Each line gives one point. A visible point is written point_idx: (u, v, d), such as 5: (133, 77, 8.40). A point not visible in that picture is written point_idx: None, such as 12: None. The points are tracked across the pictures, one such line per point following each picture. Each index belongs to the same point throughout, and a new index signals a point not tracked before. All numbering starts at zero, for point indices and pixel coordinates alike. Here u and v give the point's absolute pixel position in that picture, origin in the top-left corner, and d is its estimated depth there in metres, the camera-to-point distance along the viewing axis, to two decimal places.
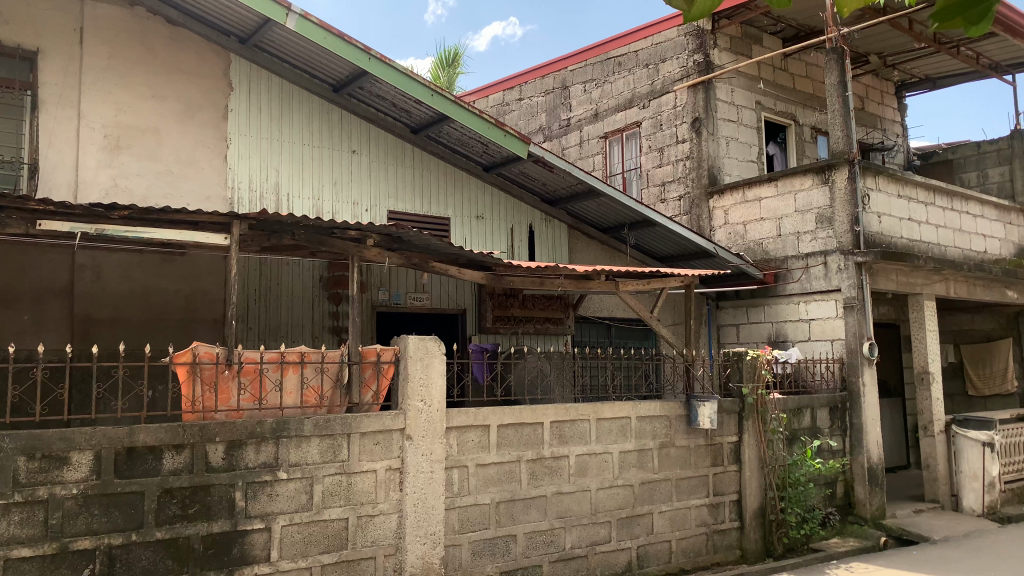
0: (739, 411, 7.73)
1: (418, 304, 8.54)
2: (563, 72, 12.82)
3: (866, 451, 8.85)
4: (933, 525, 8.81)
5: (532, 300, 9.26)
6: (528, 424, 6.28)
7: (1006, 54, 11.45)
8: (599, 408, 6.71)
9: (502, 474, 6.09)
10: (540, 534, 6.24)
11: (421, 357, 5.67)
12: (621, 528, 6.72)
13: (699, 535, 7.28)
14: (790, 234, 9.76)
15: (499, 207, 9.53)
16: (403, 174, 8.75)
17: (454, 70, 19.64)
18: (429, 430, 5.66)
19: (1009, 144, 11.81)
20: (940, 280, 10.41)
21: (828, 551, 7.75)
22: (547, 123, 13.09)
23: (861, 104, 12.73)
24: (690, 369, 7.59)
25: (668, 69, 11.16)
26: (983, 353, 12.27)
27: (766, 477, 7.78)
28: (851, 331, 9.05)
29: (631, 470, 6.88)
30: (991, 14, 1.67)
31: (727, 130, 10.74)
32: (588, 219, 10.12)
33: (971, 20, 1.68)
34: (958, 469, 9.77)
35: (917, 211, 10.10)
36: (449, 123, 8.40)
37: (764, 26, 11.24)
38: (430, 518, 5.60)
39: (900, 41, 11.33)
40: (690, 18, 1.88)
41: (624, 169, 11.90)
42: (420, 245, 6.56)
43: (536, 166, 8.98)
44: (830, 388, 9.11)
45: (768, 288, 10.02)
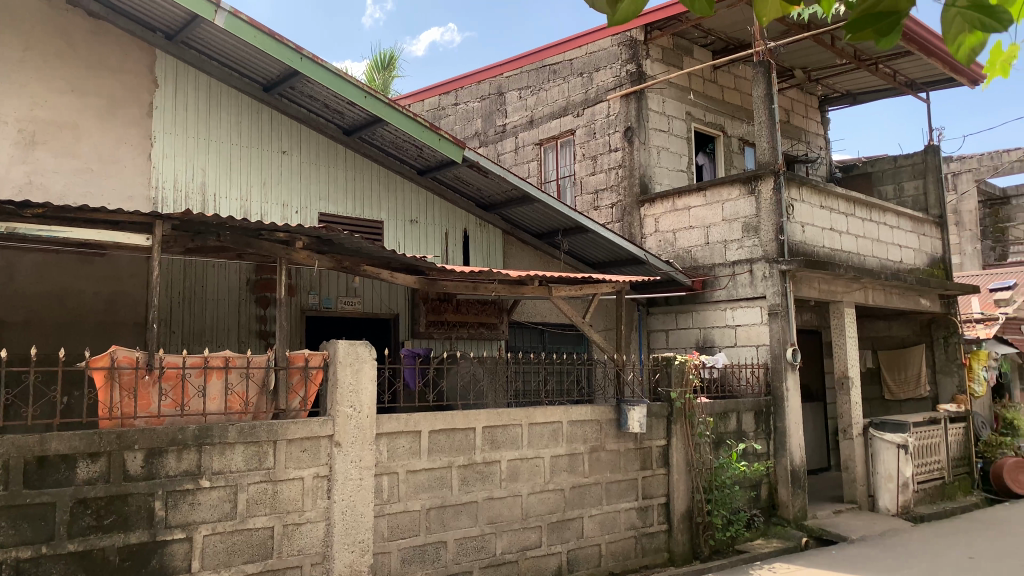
0: (668, 414, 7.87)
1: (349, 308, 8.42)
2: (498, 79, 12.85)
3: (789, 453, 9.10)
4: (851, 525, 9.11)
5: (466, 305, 9.23)
6: (460, 430, 6.25)
7: (921, 72, 11.98)
8: (531, 413, 6.72)
9: (432, 480, 6.04)
10: (471, 539, 6.20)
11: (350, 362, 5.58)
12: (551, 532, 6.74)
13: (629, 539, 7.36)
14: (718, 242, 10.00)
15: (434, 211, 9.47)
16: (335, 176, 8.63)
17: (389, 73, 19.49)
18: (358, 437, 5.58)
19: (923, 159, 12.33)
20: (859, 288, 10.80)
21: (752, 552, 7.94)
22: (483, 129, 13.10)
23: (786, 117, 13.13)
24: (620, 374, 7.68)
25: (601, 78, 11.30)
26: (899, 358, 12.77)
27: (693, 479, 7.94)
28: (775, 337, 9.29)
29: (562, 474, 6.91)
30: (901, 28, 1.73)
31: (659, 140, 10.93)
32: (522, 225, 10.16)
33: (881, 32, 1.73)
34: (875, 470, 10.13)
35: (838, 222, 10.46)
36: (382, 126, 8.31)
37: (695, 39, 11.50)
38: (359, 526, 5.51)
39: (823, 56, 11.73)
40: (612, 22, 1.89)
41: (559, 177, 12.01)
42: (352, 249, 6.48)
43: (471, 171, 8.98)
44: (755, 392, 9.35)
45: (697, 295, 10.21)
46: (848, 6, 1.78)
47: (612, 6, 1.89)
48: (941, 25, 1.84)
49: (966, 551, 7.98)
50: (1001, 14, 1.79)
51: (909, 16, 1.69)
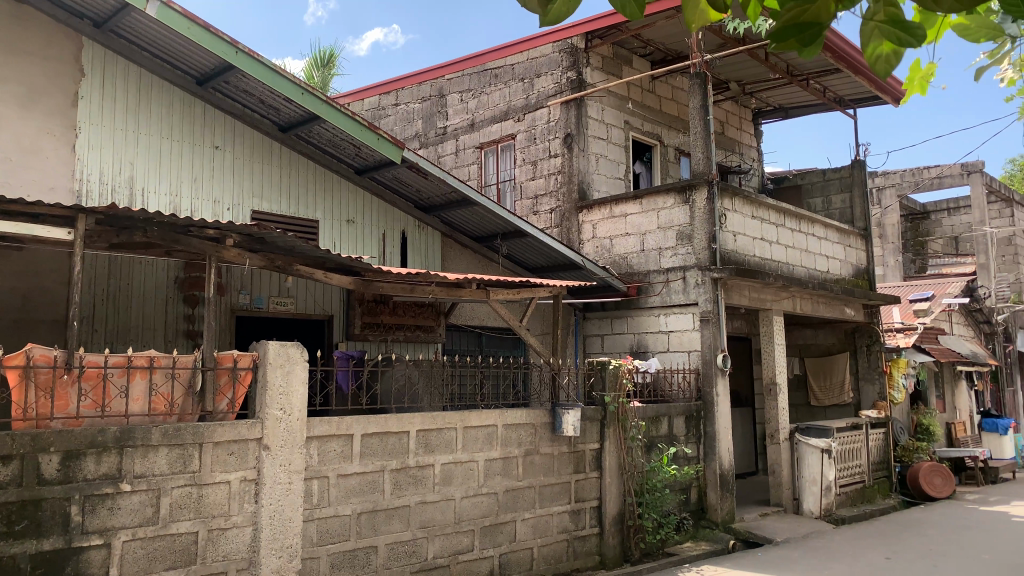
0: (601, 418, 7.96)
1: (282, 309, 8.27)
2: (439, 81, 12.79)
3: (719, 457, 9.29)
4: (776, 527, 9.35)
5: (403, 308, 9.15)
6: (393, 433, 6.19)
7: (849, 90, 12.41)
8: (466, 417, 6.70)
9: (364, 484, 5.96)
10: (402, 544, 6.14)
11: (281, 363, 5.48)
12: (484, 536, 6.73)
13: (561, 542, 7.39)
14: (653, 249, 10.16)
15: (371, 212, 9.36)
16: (269, 174, 8.46)
17: (328, 71, 19.22)
18: (288, 440, 5.47)
19: (849, 172, 12.76)
20: (787, 296, 11.10)
21: (681, 555, 8.06)
22: (423, 130, 13.03)
23: (721, 129, 13.43)
24: (556, 377, 7.72)
25: (542, 84, 11.36)
26: (825, 366, 13.17)
27: (625, 482, 8.04)
28: (706, 343, 9.48)
29: (495, 478, 6.90)
30: (822, 38, 1.76)
31: (598, 147, 11.05)
32: (461, 227, 10.13)
33: (803, 41, 1.76)
34: (800, 474, 10.42)
35: (769, 232, 10.75)
36: (319, 123, 8.18)
37: (634, 48, 11.68)
38: (287, 531, 5.40)
39: (757, 71, 12.05)
40: (544, 23, 1.91)
41: (499, 181, 11.98)
42: (285, 247, 6.36)
43: (409, 172, 8.91)
44: (686, 397, 9.51)
45: (632, 300, 10.34)
46: (772, 18, 1.82)
47: (544, 10, 1.92)
48: (860, 39, 1.91)
49: (884, 552, 8.29)
50: (916, 29, 1.85)
51: (831, 27, 1.73)
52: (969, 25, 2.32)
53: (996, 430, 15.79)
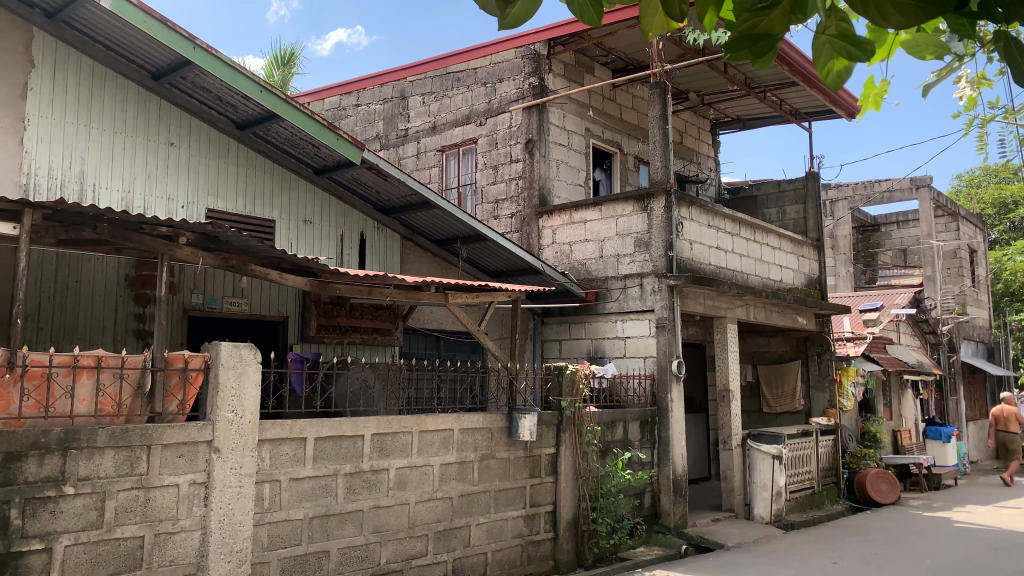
0: (557, 423, 8.00)
1: (235, 309, 8.14)
2: (401, 82, 12.73)
3: (672, 463, 9.39)
4: (727, 532, 9.48)
5: (360, 310, 9.08)
6: (347, 437, 6.12)
7: (805, 103, 12.67)
8: (422, 420, 6.67)
9: (317, 488, 5.89)
10: (355, 549, 6.08)
11: (234, 365, 5.39)
12: (438, 541, 6.69)
13: (515, 547, 7.39)
14: (611, 255, 10.23)
15: (330, 213, 9.27)
16: (226, 172, 8.34)
17: (290, 70, 19.02)
18: (239, 443, 5.39)
19: (804, 184, 13.01)
20: (742, 305, 11.27)
21: (634, 560, 8.11)
22: (384, 131, 12.95)
23: (680, 138, 13.60)
24: (513, 382, 7.72)
25: (504, 89, 11.39)
26: (777, 373, 13.37)
27: (580, 487, 8.07)
28: (661, 349, 9.59)
29: (451, 482, 6.88)
30: (776, 49, 1.79)
31: (558, 154, 11.12)
32: (421, 230, 10.08)
33: (756, 52, 1.79)
34: (751, 480, 10.58)
35: (724, 241, 10.91)
36: (278, 122, 8.08)
37: (596, 57, 11.78)
38: (237, 535, 5.32)
39: (715, 82, 12.24)
40: (503, 25, 1.96)
41: (460, 184, 11.96)
42: (240, 246, 6.27)
43: (369, 173, 8.85)
44: (641, 403, 9.59)
45: (590, 306, 10.39)
46: (727, 30, 1.85)
47: (502, 13, 1.95)
48: (811, 51, 1.95)
49: (831, 556, 8.45)
50: (865, 44, 1.90)
51: (782, 40, 1.77)
52: (916, 43, 2.39)
53: (939, 438, 15.98)
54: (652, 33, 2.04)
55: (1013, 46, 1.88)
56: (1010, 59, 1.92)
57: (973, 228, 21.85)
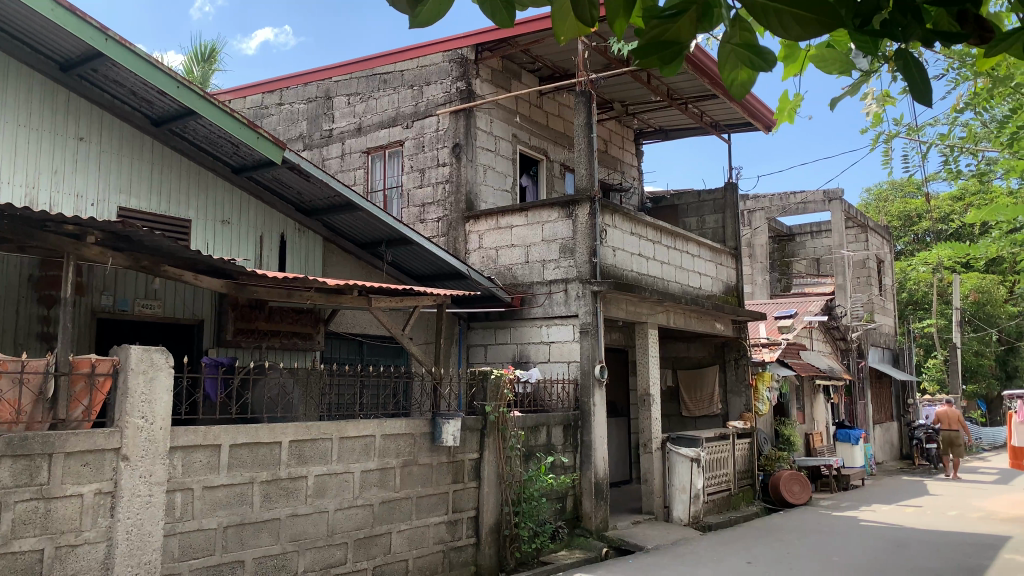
0: (481, 428, 7.99)
1: (148, 312, 7.85)
2: (326, 82, 12.53)
3: (593, 466, 9.49)
4: (647, 534, 9.65)
5: (280, 314, 8.86)
6: (264, 444, 5.97)
7: (724, 115, 13.04)
8: (343, 426, 6.55)
9: (232, 496, 5.72)
10: (271, 558, 5.93)
11: (144, 369, 5.19)
12: (357, 549, 6.59)
13: (436, 553, 7.33)
14: (536, 261, 10.29)
15: (249, 213, 9.04)
16: (139, 169, 8.05)
17: (210, 66, 18.51)
18: (149, 450, 5.18)
19: (723, 195, 13.39)
20: (663, 311, 11.50)
21: (556, 563, 8.14)
22: (308, 131, 12.70)
23: (604, 147, 13.81)
24: (437, 387, 7.67)
25: (431, 92, 11.34)
26: (696, 378, 13.68)
27: (502, 492, 8.07)
28: (585, 354, 9.69)
29: (371, 489, 6.78)
30: (683, 55, 1.85)
31: (485, 159, 11.13)
32: (344, 232, 9.94)
33: (664, 58, 1.84)
34: (670, 483, 10.79)
35: (646, 248, 11.13)
36: (195, 119, 7.85)
37: (523, 63, 11.88)
38: (146, 546, 5.11)
39: (639, 92, 12.47)
40: (415, 24, 1.98)
41: (385, 187, 11.81)
42: (152, 246, 6.06)
43: (291, 173, 8.68)
44: (565, 407, 9.68)
45: (515, 311, 10.40)
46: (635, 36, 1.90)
47: (414, 12, 1.98)
48: (718, 58, 2.00)
49: (745, 556, 8.68)
50: (768, 55, 1.97)
51: (689, 48, 1.82)
52: (825, 57, 2.49)
53: (848, 439, 16.32)
54: (563, 37, 2.07)
55: (912, 64, 1.97)
56: (908, 74, 2.00)
57: (880, 239, 22.87)
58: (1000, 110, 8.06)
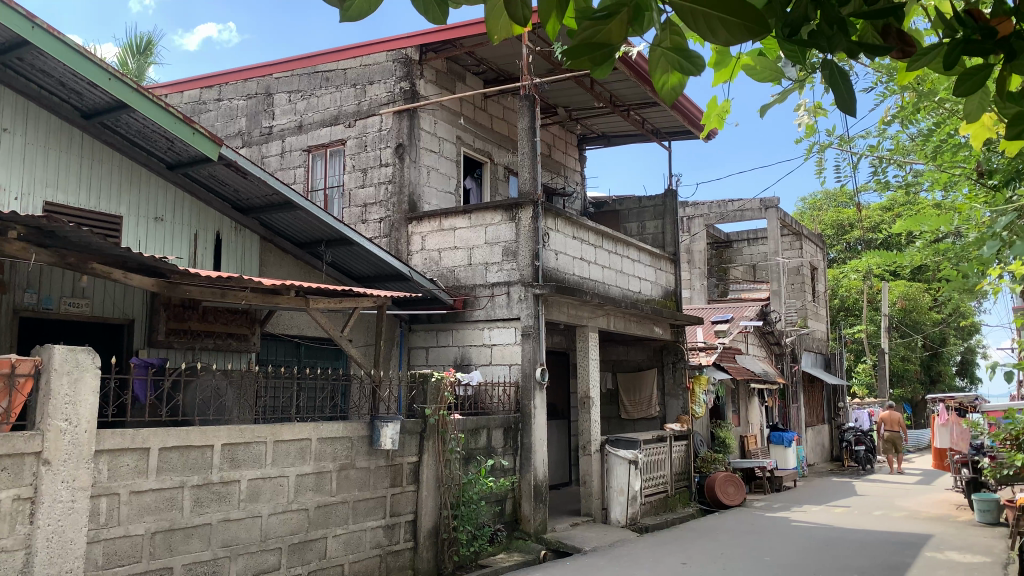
0: (420, 431, 7.94)
1: (74, 310, 7.59)
2: (266, 79, 12.29)
3: (533, 469, 9.51)
4: (585, 537, 9.71)
5: (214, 314, 8.65)
6: (195, 447, 5.82)
7: (665, 123, 13.27)
8: (278, 430, 6.42)
9: (161, 501, 5.55)
10: (201, 564, 5.78)
11: (68, 370, 5.01)
12: (292, 554, 6.48)
13: (373, 557, 7.25)
14: (478, 263, 10.27)
15: (183, 210, 8.81)
16: (68, 162, 7.78)
17: (145, 59, 17.98)
18: (72, 455, 5.00)
19: (662, 201, 13.60)
20: (603, 315, 11.60)
21: (493, 566, 8.12)
22: (247, 128, 12.46)
23: (548, 151, 13.88)
24: (376, 391, 7.58)
25: (374, 92, 11.24)
26: (635, 381, 13.85)
27: (441, 496, 8.01)
28: (526, 357, 9.72)
29: (307, 493, 6.66)
30: (613, 59, 1.88)
31: (428, 160, 11.08)
32: (281, 231, 9.75)
33: (595, 61, 1.86)
34: (608, 485, 10.88)
35: (588, 252, 11.22)
36: (127, 112, 7.62)
37: (467, 66, 11.87)
38: (68, 554, 4.92)
39: (583, 98, 12.58)
40: (346, 17, 1.95)
41: (326, 186, 11.66)
42: (79, 242, 5.86)
43: (227, 170, 8.49)
44: (505, 410, 9.67)
45: (457, 313, 10.38)
46: (568, 36, 1.90)
47: (344, 5, 1.94)
48: (649, 63, 2.02)
49: (680, 557, 8.80)
50: (696, 59, 1.99)
51: (619, 50, 1.84)
52: (756, 66, 2.53)
53: (781, 442, 16.90)
54: (495, 37, 2.08)
55: (838, 76, 2.01)
56: (835, 86, 2.04)
57: (814, 247, 23.52)
58: (925, 124, 8.38)
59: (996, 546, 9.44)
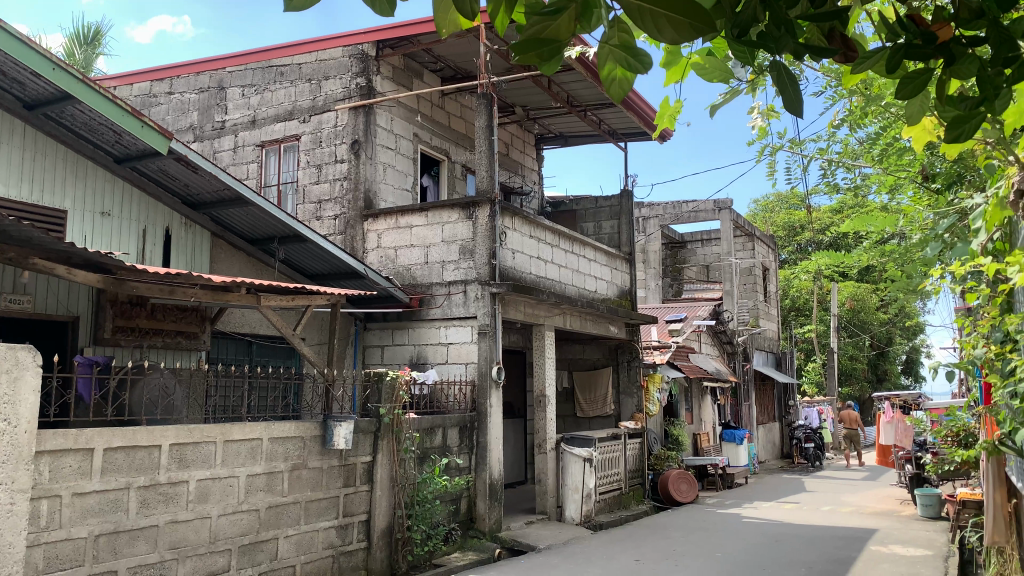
0: (374, 430, 7.87)
1: (16, 307, 7.34)
2: (219, 72, 12.06)
3: (488, 468, 9.50)
4: (539, 535, 9.74)
5: (163, 311, 8.46)
6: (142, 447, 5.68)
7: (622, 124, 13.37)
8: (228, 430, 6.31)
9: (104, 503, 5.41)
10: (147, 567, 5.65)
11: (7, 369, 4.79)
12: (241, 555, 6.36)
13: (325, 558, 7.18)
14: (435, 261, 10.22)
15: (131, 205, 8.61)
16: (10, 154, 7.52)
17: (93, 49, 17.52)
18: (10, 457, 4.81)
19: (618, 201, 13.71)
20: (559, 314, 11.64)
21: (448, 566, 8.08)
22: (199, 122, 12.21)
23: (505, 150, 13.88)
24: (330, 390, 7.49)
25: (330, 87, 11.12)
26: (590, 380, 13.91)
27: (396, 495, 7.96)
28: (482, 356, 9.71)
29: (257, 494, 6.56)
30: (560, 56, 1.88)
31: (385, 157, 10.99)
32: (234, 228, 9.59)
33: (543, 56, 1.85)
34: (563, 483, 10.93)
35: (545, 251, 11.25)
36: (73, 104, 7.40)
37: (425, 63, 11.81)
38: (6, 559, 4.68)
39: (540, 98, 12.60)
40: (292, 8, 1.92)
41: (280, 182, 11.50)
42: (20, 235, 5.68)
43: (178, 165, 8.32)
44: (461, 408, 9.64)
45: (413, 312, 10.32)
46: (515, 30, 1.89)
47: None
48: (597, 60, 2.02)
49: (634, 554, 8.87)
50: (644, 57, 2.00)
51: (567, 46, 1.84)
52: (706, 66, 2.56)
53: (733, 440, 17.20)
54: (444, 29, 2.06)
55: (785, 76, 2.02)
56: (782, 86, 2.05)
57: (766, 248, 23.95)
58: (872, 129, 8.58)
59: (938, 539, 9.71)
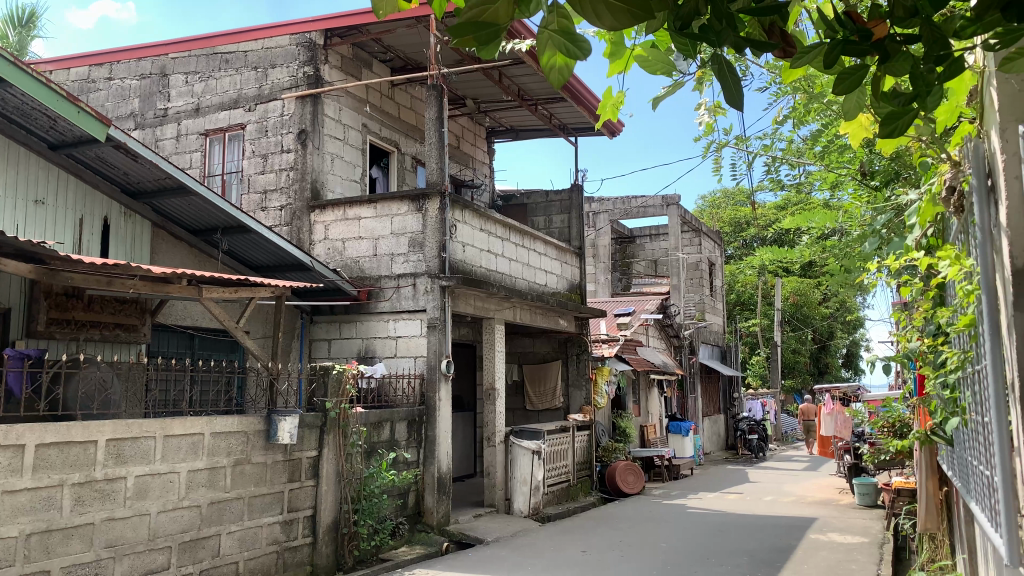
0: (320, 425, 7.76)
1: None
2: (161, 58, 11.70)
3: (436, 461, 9.47)
4: (487, 527, 9.74)
5: (101, 303, 8.21)
6: (77, 443, 5.51)
7: (572, 118, 13.42)
8: (168, 424, 6.16)
9: (36, 501, 5.23)
10: (83, 566, 5.49)
11: None
12: (182, 553, 6.22)
13: (269, 554, 7.06)
14: (384, 254, 10.11)
15: (67, 193, 8.32)
16: None
17: (27, 32, 16.86)
18: None
19: (568, 195, 13.77)
20: (509, 307, 11.64)
21: (395, 560, 8.02)
22: (140, 109, 11.86)
23: (456, 142, 13.82)
24: (275, 383, 7.36)
25: (277, 76, 10.91)
26: (540, 372, 13.96)
27: (342, 490, 7.87)
28: (431, 349, 9.66)
29: (199, 489, 6.41)
30: (498, 40, 1.86)
31: (333, 147, 10.83)
32: (175, 218, 9.36)
33: (481, 40, 1.83)
34: (512, 475, 10.94)
35: (494, 244, 11.23)
36: (3, 87, 7.10)
37: (373, 53, 11.68)
38: None
39: (491, 90, 12.58)
40: None
41: (224, 172, 11.25)
42: None
43: (116, 152, 8.07)
44: (409, 402, 9.57)
45: (361, 305, 10.21)
46: (455, 12, 1.86)
47: None
48: (538, 46, 2.01)
49: (580, 546, 8.94)
50: (583, 44, 1.99)
51: (506, 31, 1.82)
52: (649, 57, 2.56)
53: (679, 432, 17.71)
54: (382, 12, 2.00)
55: (725, 68, 2.04)
56: (721, 78, 2.07)
57: (712, 243, 24.37)
58: (814, 126, 8.73)
59: (873, 526, 10.02)
